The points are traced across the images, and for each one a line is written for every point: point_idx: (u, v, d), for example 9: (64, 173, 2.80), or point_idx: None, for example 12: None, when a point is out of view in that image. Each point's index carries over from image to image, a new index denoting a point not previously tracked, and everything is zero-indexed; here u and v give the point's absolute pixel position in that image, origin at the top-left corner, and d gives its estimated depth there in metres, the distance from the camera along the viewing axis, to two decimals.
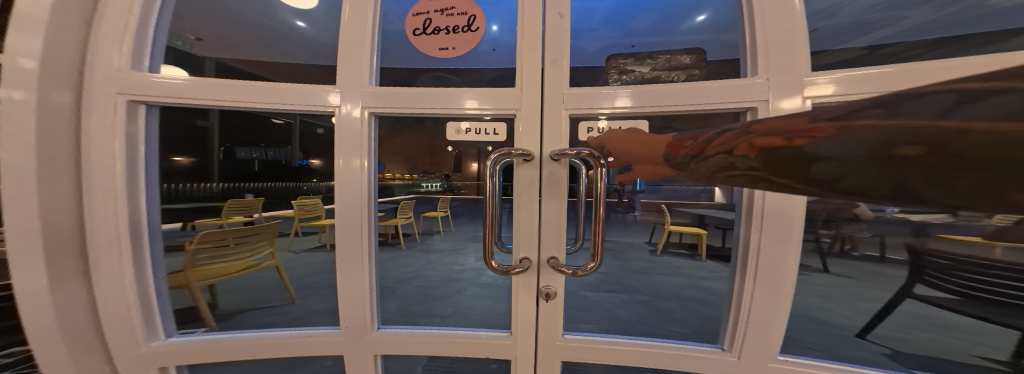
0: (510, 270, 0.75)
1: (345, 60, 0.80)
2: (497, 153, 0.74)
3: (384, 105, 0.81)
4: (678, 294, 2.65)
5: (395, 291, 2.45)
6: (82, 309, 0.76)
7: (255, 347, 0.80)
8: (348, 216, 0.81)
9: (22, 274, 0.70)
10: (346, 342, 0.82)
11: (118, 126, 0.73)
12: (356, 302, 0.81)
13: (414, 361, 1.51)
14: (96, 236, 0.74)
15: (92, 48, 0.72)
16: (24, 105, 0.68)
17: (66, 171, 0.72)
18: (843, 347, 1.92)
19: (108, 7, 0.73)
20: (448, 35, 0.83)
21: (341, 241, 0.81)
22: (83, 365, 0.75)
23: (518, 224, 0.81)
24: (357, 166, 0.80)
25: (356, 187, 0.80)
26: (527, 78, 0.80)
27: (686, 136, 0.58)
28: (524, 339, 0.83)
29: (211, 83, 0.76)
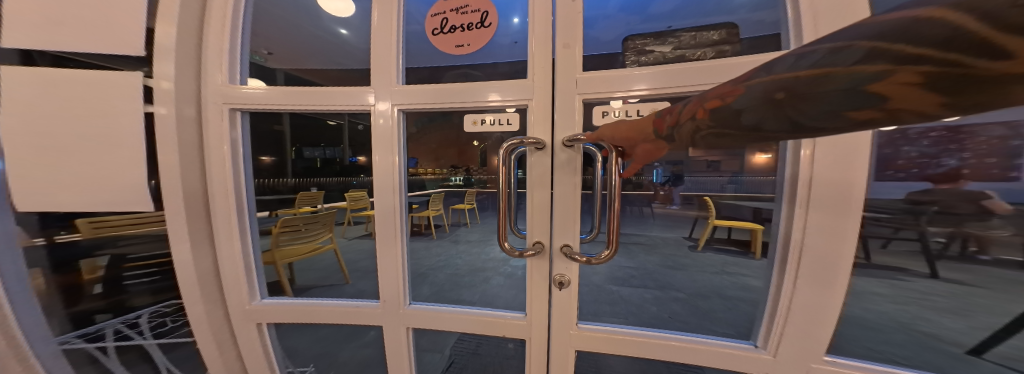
0: (523, 253, 0.78)
1: (378, 64, 0.89)
2: (509, 141, 0.76)
3: (421, 102, 0.88)
4: (721, 293, 2.45)
5: (428, 278, 2.65)
6: (209, 279, 0.91)
7: (318, 312, 0.94)
8: (386, 205, 0.91)
9: (178, 246, 0.86)
10: (385, 314, 0.92)
11: (226, 129, 0.87)
12: (392, 280, 0.91)
13: (444, 340, 1.64)
14: (219, 223, 0.90)
15: (206, 68, 0.87)
16: (167, 118, 0.82)
17: (195, 168, 0.87)
18: (934, 364, 1.62)
19: (210, 34, 0.86)
20: (464, 32, 0.88)
21: (380, 224, 0.91)
22: (212, 317, 0.92)
23: (532, 211, 0.84)
24: (394, 162, 0.89)
25: (390, 180, 0.89)
26: (539, 68, 0.81)
27: (663, 113, 0.57)
28: (540, 322, 0.86)
29: (284, 91, 0.88)
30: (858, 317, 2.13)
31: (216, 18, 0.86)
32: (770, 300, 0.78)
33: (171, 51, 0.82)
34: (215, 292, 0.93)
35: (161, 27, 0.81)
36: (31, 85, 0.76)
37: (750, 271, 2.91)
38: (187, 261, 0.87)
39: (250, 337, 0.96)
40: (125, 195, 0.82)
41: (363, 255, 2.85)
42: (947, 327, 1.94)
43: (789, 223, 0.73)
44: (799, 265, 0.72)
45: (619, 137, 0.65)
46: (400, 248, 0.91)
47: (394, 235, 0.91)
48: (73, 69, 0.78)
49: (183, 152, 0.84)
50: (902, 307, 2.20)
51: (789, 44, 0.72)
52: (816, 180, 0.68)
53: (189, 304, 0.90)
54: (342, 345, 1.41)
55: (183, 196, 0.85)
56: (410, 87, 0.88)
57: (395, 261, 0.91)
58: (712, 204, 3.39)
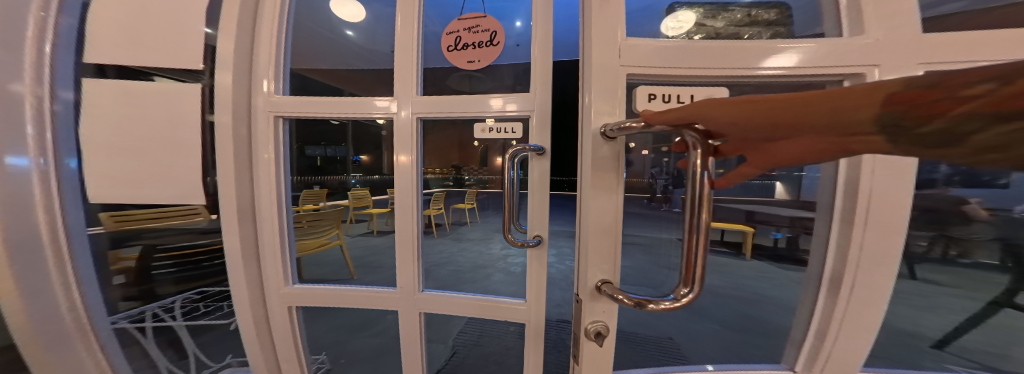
0: (525, 245, 0.88)
1: (399, 73, 0.98)
2: (514, 147, 0.86)
3: (433, 110, 0.97)
4: (711, 291, 2.63)
5: (431, 274, 2.77)
6: (252, 265, 1.00)
7: (339, 295, 1.03)
8: (403, 203, 1.00)
9: (230, 236, 0.96)
10: (401, 299, 1.02)
11: (272, 134, 0.97)
12: (409, 269, 1.01)
13: (449, 331, 1.75)
14: (262, 215, 0.99)
15: (255, 77, 0.96)
16: (221, 121, 0.91)
17: (245, 165, 0.96)
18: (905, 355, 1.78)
19: (260, 46, 0.96)
20: (475, 49, 0.98)
21: (400, 219, 1.01)
22: (252, 302, 1.01)
23: (532, 209, 0.94)
24: (409, 163, 0.99)
25: (408, 176, 0.99)
26: (542, 82, 0.91)
27: (910, 86, 0.40)
28: (538, 307, 0.96)
29: (301, 99, 0.97)
30: None
31: (260, 32, 0.96)
32: (817, 313, 0.84)
33: (229, 62, 0.91)
34: (256, 278, 1.02)
35: (220, 40, 0.91)
36: (104, 90, 0.86)
37: (742, 271, 3.09)
38: (236, 248, 0.97)
39: (281, 319, 1.05)
40: (182, 189, 0.91)
41: (368, 251, 2.96)
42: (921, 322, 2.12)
43: (842, 242, 0.77)
44: (852, 284, 0.77)
45: (741, 123, 0.51)
46: (417, 238, 1.02)
47: (410, 230, 1.01)
48: (154, 82, 0.89)
49: (236, 152, 0.93)
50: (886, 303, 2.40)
51: (843, 33, 0.72)
52: (873, 202, 0.72)
53: (235, 289, 0.99)
54: (353, 333, 1.50)
55: (234, 191, 0.94)
56: (428, 97, 0.96)
57: (412, 252, 1.01)
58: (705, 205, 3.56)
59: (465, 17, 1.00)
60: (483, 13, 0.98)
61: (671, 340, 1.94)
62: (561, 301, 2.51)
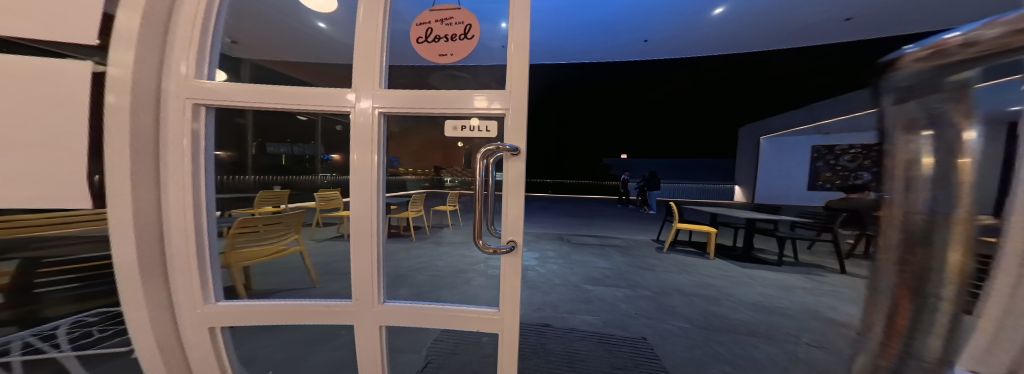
0: (498, 250, 0.83)
1: (360, 64, 0.90)
2: (486, 147, 0.82)
3: (401, 106, 0.90)
4: (682, 291, 2.84)
5: (407, 280, 2.67)
6: (156, 280, 0.88)
7: (279, 313, 0.92)
8: (364, 206, 0.91)
9: (120, 244, 0.84)
10: (357, 312, 0.94)
11: (190, 126, 0.85)
12: (366, 281, 0.93)
13: (423, 340, 1.66)
14: (171, 221, 0.87)
15: (169, 59, 0.84)
16: (118, 106, 0.80)
17: (150, 162, 0.84)
18: (844, 344, 2.04)
19: (180, 24, 0.85)
20: (448, 42, 0.94)
21: (357, 225, 0.92)
22: (157, 322, 0.88)
23: (506, 212, 0.90)
24: (374, 161, 0.90)
25: (369, 177, 0.90)
26: (518, 81, 0.87)
27: None
28: (511, 317, 0.92)
29: (252, 88, 0.85)
30: (783, 308, 2.55)
31: (184, 8, 0.85)
32: None
33: (131, 38, 0.81)
34: (165, 292, 0.90)
35: (121, 14, 0.82)
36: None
37: (711, 272, 3.40)
38: (132, 263, 0.84)
39: (200, 342, 0.92)
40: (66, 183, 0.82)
41: (335, 257, 2.78)
42: (857, 314, 2.48)
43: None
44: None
45: None
46: (379, 246, 0.94)
47: (370, 237, 0.92)
48: (23, 57, 0.80)
49: (135, 145, 0.81)
50: (834, 299, 2.77)
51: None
52: None
53: (130, 306, 0.86)
54: (311, 348, 1.38)
55: (131, 191, 0.82)
56: (392, 91, 0.89)
57: (371, 261, 0.93)
58: (676, 209, 4.16)
59: (437, 8, 0.95)
60: (457, 5, 0.94)
61: (644, 340, 2.01)
62: (539, 304, 2.52)
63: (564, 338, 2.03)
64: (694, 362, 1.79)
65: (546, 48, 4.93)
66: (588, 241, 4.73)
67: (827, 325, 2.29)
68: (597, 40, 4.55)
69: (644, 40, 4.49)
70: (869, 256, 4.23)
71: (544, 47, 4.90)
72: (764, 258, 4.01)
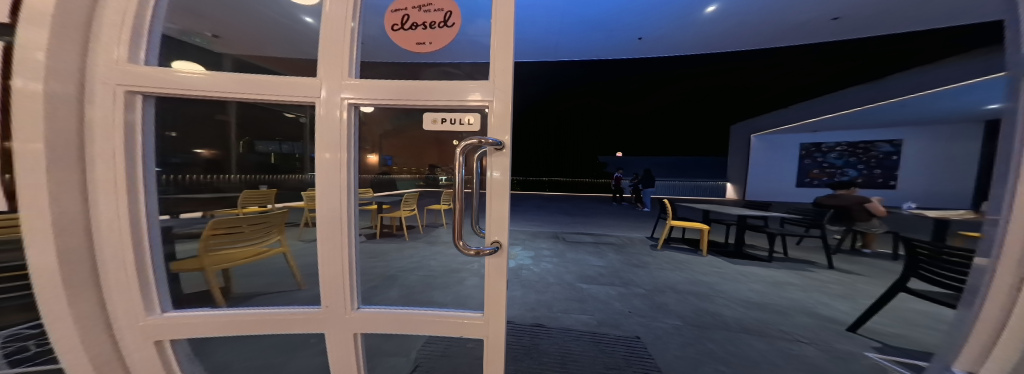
0: (481, 252, 0.78)
1: (327, 52, 0.85)
2: (467, 142, 0.78)
3: (373, 98, 0.85)
4: (676, 288, 2.85)
5: (398, 280, 2.62)
6: (86, 282, 0.83)
7: (235, 323, 0.87)
8: (331, 206, 0.86)
9: (35, 249, 0.79)
10: (327, 319, 0.89)
11: (122, 118, 0.79)
12: (336, 284, 0.89)
13: (412, 343, 1.62)
14: (102, 217, 0.82)
15: (95, 44, 0.79)
16: (36, 95, 0.76)
17: (74, 158, 0.79)
18: (834, 340, 2.06)
19: (108, 6, 0.81)
20: (426, 30, 0.89)
21: (324, 226, 0.86)
22: (86, 334, 0.82)
23: (490, 210, 0.86)
24: (344, 158, 0.85)
25: (337, 175, 0.85)
26: (501, 72, 0.83)
27: None
28: (495, 322, 0.89)
29: (233, 78, 0.82)
30: (774, 304, 2.57)
31: None
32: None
33: (49, 18, 0.76)
34: (97, 299, 0.85)
35: None
36: None
37: (704, 269, 3.42)
38: (52, 266, 0.80)
39: (144, 356, 0.87)
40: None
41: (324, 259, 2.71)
42: (846, 310, 2.51)
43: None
44: None
45: None
46: (351, 248, 0.88)
47: (340, 238, 0.87)
48: None
49: (55, 138, 0.76)
50: (824, 295, 2.80)
51: None
52: None
53: (52, 310, 0.82)
54: (289, 354, 1.35)
55: (51, 188, 0.77)
56: (362, 81, 0.84)
57: (342, 263, 0.88)
58: (670, 206, 4.17)
59: None
60: None
61: (638, 339, 1.99)
62: (533, 304, 2.49)
63: (558, 338, 2.00)
64: (687, 361, 1.78)
65: (540, 45, 4.88)
66: (583, 239, 4.72)
67: (817, 321, 2.31)
68: (591, 37, 4.51)
69: (639, 38, 4.47)
70: (856, 250, 4.31)
71: (538, 44, 4.85)
72: (756, 254, 4.05)
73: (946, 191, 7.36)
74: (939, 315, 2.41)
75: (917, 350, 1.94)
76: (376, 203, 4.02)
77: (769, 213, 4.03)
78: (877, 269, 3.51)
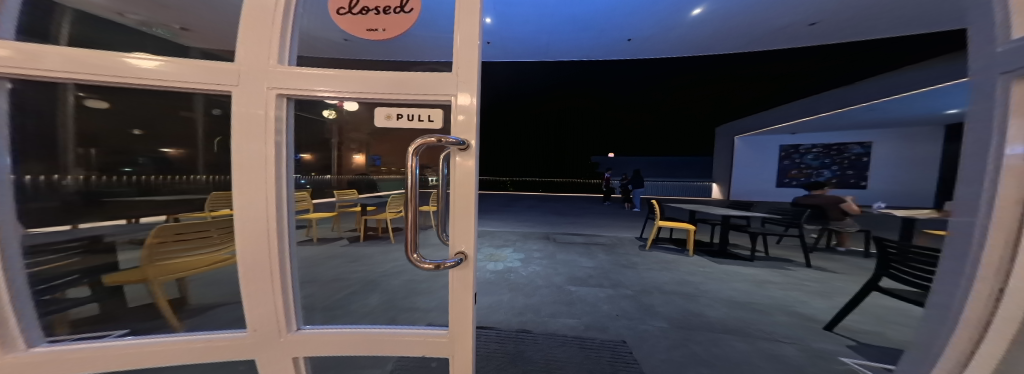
0: (443, 265, 0.72)
1: (252, 37, 0.77)
2: (423, 138, 0.69)
3: (314, 88, 0.78)
4: (663, 289, 2.85)
5: (380, 285, 2.52)
6: None
7: (134, 354, 0.80)
8: (255, 209, 0.78)
9: None
10: (258, 343, 0.83)
11: None
12: (266, 304, 0.82)
13: (387, 356, 1.53)
14: None
15: None
16: None
17: None
18: (812, 338, 2.09)
19: None
20: (378, 16, 0.83)
21: (245, 233, 0.79)
22: None
23: (456, 218, 0.79)
24: (271, 155, 0.78)
25: (262, 176, 0.78)
26: (464, 63, 0.78)
27: None
28: (461, 340, 0.83)
29: (196, 66, 0.75)
30: (756, 304, 2.60)
31: None
32: None
33: None
34: None
35: None
36: None
37: (691, 269, 3.45)
38: None
39: None
40: None
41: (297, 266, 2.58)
42: (824, 308, 2.57)
43: None
44: None
45: None
46: (283, 256, 0.82)
47: (268, 248, 0.80)
48: None
49: None
50: (803, 293, 2.86)
51: None
52: None
53: None
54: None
55: None
56: (296, 69, 0.76)
57: (270, 279, 0.82)
58: (658, 207, 4.20)
59: None
60: None
61: (624, 343, 1.96)
62: (520, 308, 2.43)
63: (544, 343, 1.95)
64: (672, 364, 1.76)
65: (530, 45, 4.82)
66: (574, 240, 4.69)
67: (797, 319, 2.35)
68: (584, 37, 4.48)
69: (628, 39, 4.48)
70: (832, 249, 4.44)
71: (530, 44, 4.80)
72: (739, 253, 4.12)
73: None
74: (909, 312, 2.50)
75: (892, 348, 1.99)
76: (360, 205, 3.90)
77: (751, 212, 4.11)
78: (853, 267, 3.62)
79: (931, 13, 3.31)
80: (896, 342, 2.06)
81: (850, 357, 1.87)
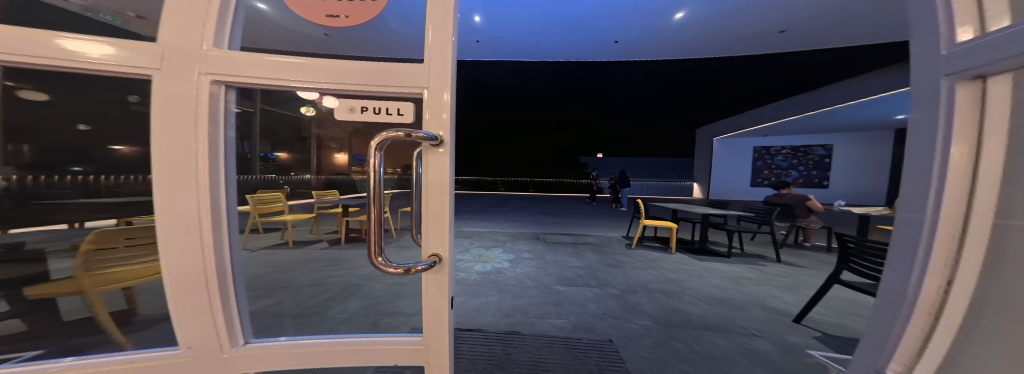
0: (412, 269, 0.68)
1: (186, 18, 0.69)
2: (387, 131, 0.63)
3: (260, 76, 0.71)
4: (647, 287, 2.91)
5: (362, 290, 2.42)
6: None
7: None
8: (186, 210, 0.71)
9: None
10: (194, 362, 0.76)
11: None
12: (201, 317, 0.75)
13: (365, 366, 1.46)
14: None
15: None
16: None
17: None
18: (784, 331, 2.20)
19: None
20: (338, 0, 0.78)
21: (174, 238, 0.71)
22: None
23: (429, 219, 0.75)
24: (204, 149, 0.71)
25: (194, 174, 0.71)
26: (436, 54, 0.75)
27: None
28: (436, 347, 0.80)
29: (150, 51, 0.67)
30: (733, 300, 2.69)
31: None
32: None
33: None
34: None
35: None
36: None
37: (673, 267, 3.54)
38: None
39: None
40: None
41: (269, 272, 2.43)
42: (794, 301, 2.70)
43: None
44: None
45: None
46: (223, 263, 0.77)
47: (202, 255, 0.74)
48: None
49: None
50: (775, 287, 3.00)
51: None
52: None
53: None
54: None
55: None
56: (235, 55, 0.70)
57: (205, 289, 0.75)
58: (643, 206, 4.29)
59: None
60: None
61: (610, 342, 1.98)
62: (508, 310, 2.40)
63: (532, 345, 1.93)
64: (656, 363, 1.79)
65: (519, 44, 4.80)
66: (562, 239, 4.72)
67: (769, 313, 2.46)
68: (573, 38, 4.49)
69: (615, 41, 4.54)
70: (799, 245, 4.69)
71: (520, 44, 4.77)
72: (717, 250, 4.27)
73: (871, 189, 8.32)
74: (866, 303, 2.68)
75: (855, 338, 2.11)
76: (341, 205, 3.66)
77: (729, 210, 4.27)
78: (819, 261, 3.85)
79: (892, 25, 3.56)
80: (859, 332, 2.19)
81: (819, 349, 1.96)
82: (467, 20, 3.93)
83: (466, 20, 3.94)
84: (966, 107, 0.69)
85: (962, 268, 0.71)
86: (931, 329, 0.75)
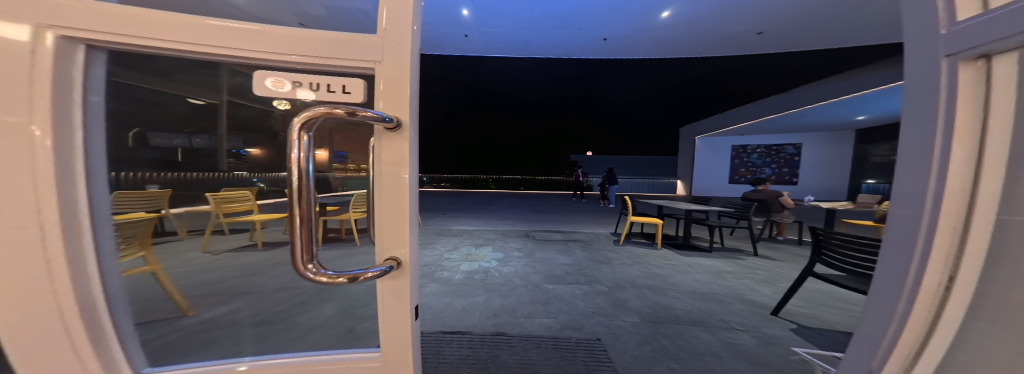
0: (360, 275, 0.58)
1: None
2: (319, 108, 0.52)
3: (173, 41, 0.60)
4: (635, 284, 2.89)
5: (338, 292, 2.26)
6: None
7: None
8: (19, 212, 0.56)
9: None
10: None
11: None
12: (50, 342, 0.62)
13: None
14: None
15: None
16: None
17: None
18: (763, 324, 2.22)
19: None
20: None
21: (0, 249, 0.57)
22: None
23: (383, 216, 0.65)
24: (39, 135, 0.56)
25: (26, 168, 0.56)
26: (394, 25, 0.66)
27: None
28: (397, 362, 0.71)
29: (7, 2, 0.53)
30: (715, 294, 2.72)
31: None
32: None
33: None
34: None
35: None
36: None
37: (660, 262, 3.55)
38: None
39: None
40: None
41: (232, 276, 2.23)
42: (772, 294, 2.75)
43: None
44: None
45: None
46: (76, 278, 0.63)
47: (45, 270, 0.60)
48: None
49: None
50: (753, 281, 3.05)
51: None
52: None
53: None
54: None
55: None
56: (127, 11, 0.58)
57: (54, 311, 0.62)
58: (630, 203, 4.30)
59: None
60: None
61: (598, 341, 1.93)
62: (496, 310, 2.31)
63: (518, 347, 1.85)
64: (643, 361, 1.75)
65: (509, 40, 4.69)
66: (552, 237, 4.67)
67: (748, 306, 2.49)
68: (563, 34, 4.41)
69: (604, 38, 4.49)
70: (772, 239, 4.84)
71: (509, 39, 4.66)
72: (699, 245, 4.34)
73: (839, 185, 8.74)
74: (839, 294, 2.76)
75: (833, 329, 2.15)
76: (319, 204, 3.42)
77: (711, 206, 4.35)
78: (795, 254, 3.97)
79: (873, 24, 3.63)
80: (839, 324, 2.23)
81: (801, 341, 1.98)
82: (455, 14, 3.77)
83: (454, 14, 3.78)
84: (963, 90, 0.66)
85: (967, 266, 0.70)
86: (929, 326, 0.73)
